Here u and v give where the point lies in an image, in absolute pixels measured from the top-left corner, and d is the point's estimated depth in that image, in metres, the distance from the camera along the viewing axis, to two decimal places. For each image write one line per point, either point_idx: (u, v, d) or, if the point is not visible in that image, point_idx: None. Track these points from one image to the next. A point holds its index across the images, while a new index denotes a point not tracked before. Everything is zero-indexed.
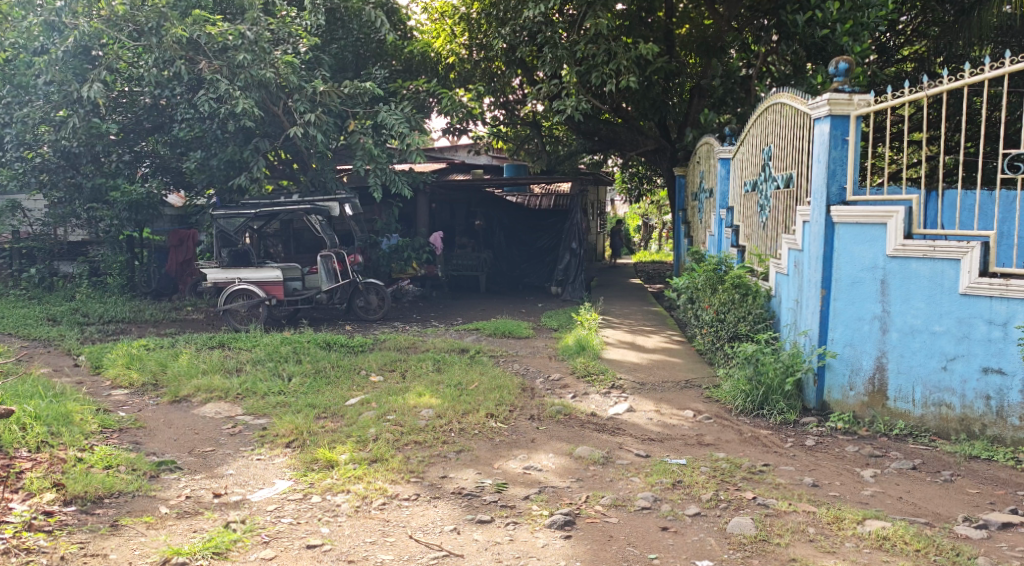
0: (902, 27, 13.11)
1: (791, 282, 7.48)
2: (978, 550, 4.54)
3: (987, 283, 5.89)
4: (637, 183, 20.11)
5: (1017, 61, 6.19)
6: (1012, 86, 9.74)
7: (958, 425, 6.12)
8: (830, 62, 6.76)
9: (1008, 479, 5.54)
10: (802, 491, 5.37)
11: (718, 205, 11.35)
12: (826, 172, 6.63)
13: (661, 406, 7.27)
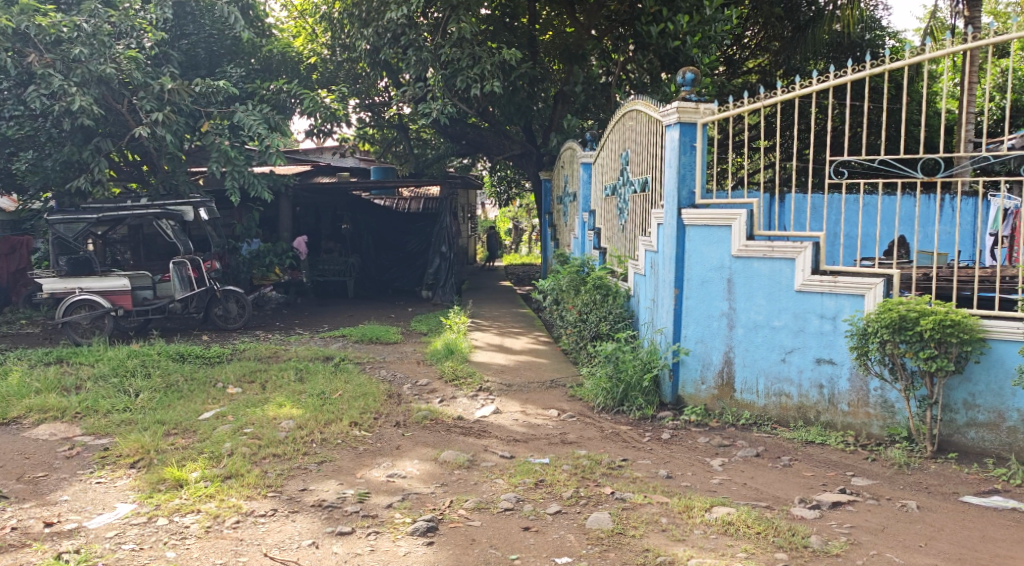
0: (746, 40, 13.70)
1: (648, 282, 7.77)
2: (812, 529, 4.84)
3: (818, 280, 6.27)
4: (506, 186, 20.37)
5: (843, 74, 6.67)
6: (843, 98, 10.47)
7: (796, 413, 6.47)
8: (677, 72, 7.07)
9: (839, 462, 5.92)
10: (657, 483, 5.59)
11: (581, 207, 11.64)
12: (677, 177, 6.93)
13: (526, 406, 7.39)
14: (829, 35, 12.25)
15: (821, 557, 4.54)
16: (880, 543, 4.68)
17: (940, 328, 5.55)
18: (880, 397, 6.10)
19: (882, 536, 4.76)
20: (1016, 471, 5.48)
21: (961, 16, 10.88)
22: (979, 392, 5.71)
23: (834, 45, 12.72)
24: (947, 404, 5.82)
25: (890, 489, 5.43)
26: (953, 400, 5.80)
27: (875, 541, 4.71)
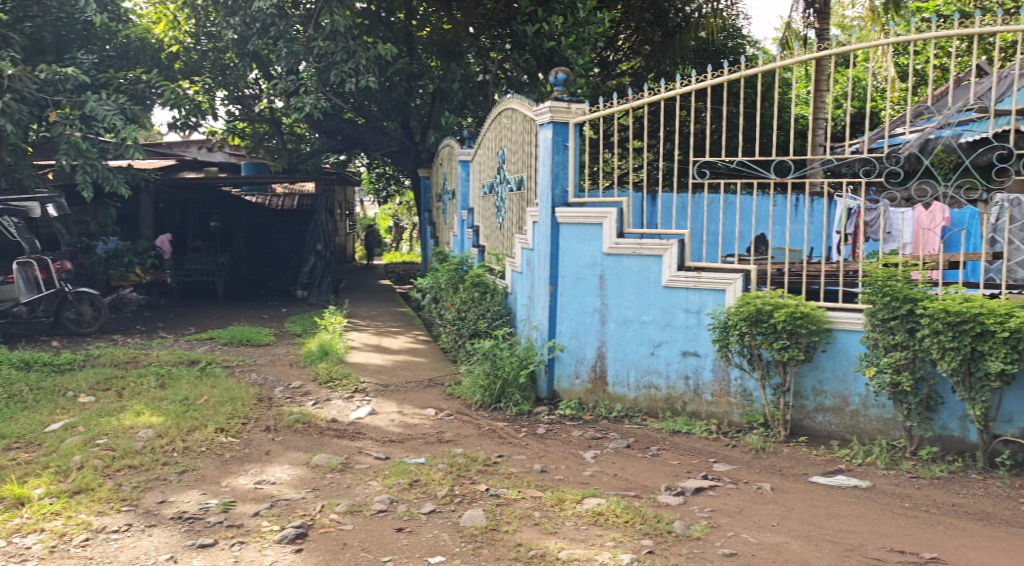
0: (620, 43, 13.83)
1: (525, 280, 7.84)
2: (676, 515, 5.01)
3: (684, 276, 6.49)
4: (385, 182, 20.11)
5: (705, 78, 6.93)
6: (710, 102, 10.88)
7: (664, 404, 6.68)
8: (550, 72, 7.18)
9: (702, 449, 6.15)
10: (531, 478, 5.64)
11: (459, 206, 11.64)
12: (550, 176, 7.03)
13: (402, 406, 7.32)
14: (695, 42, 12.84)
15: (683, 541, 4.69)
16: (737, 525, 4.89)
17: (791, 320, 5.87)
18: (740, 386, 6.37)
19: (739, 518, 4.98)
20: (858, 451, 5.83)
21: (812, 28, 11.49)
22: (825, 378, 6.05)
23: (701, 50, 13.29)
24: (798, 392, 6.14)
25: (748, 473, 5.69)
26: (803, 387, 6.12)
27: (733, 523, 4.91)
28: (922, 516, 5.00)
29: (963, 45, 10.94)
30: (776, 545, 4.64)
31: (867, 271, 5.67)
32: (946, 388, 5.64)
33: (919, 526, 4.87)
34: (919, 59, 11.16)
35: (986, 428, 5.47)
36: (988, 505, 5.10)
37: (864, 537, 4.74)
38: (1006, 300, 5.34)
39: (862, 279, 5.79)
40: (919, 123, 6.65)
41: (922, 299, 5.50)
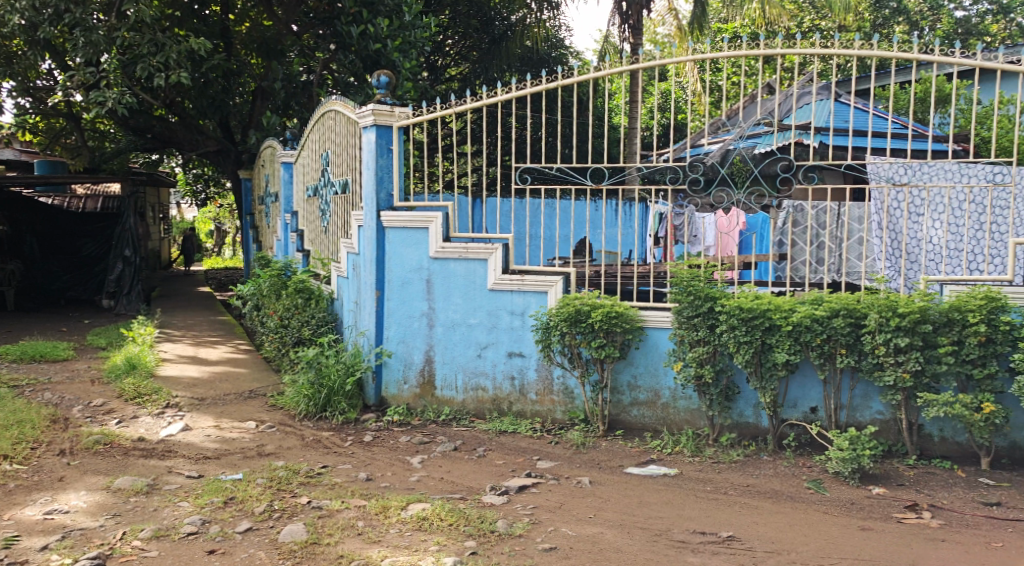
0: (447, 48, 13.92)
1: (350, 285, 7.68)
2: (499, 514, 5.07)
3: (508, 279, 6.59)
4: (202, 184, 19.18)
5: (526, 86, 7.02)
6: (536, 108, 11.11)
7: (491, 405, 6.75)
8: (372, 75, 7.10)
9: (528, 448, 6.26)
10: (355, 487, 5.53)
11: (282, 209, 11.27)
12: (375, 179, 6.92)
13: (220, 420, 6.97)
14: (520, 50, 13.18)
15: (505, 540, 4.75)
16: (557, 520, 5.00)
17: (607, 319, 6.10)
18: (562, 384, 6.54)
19: (560, 513, 5.11)
20: (668, 441, 6.13)
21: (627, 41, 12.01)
22: (640, 373, 6.32)
23: (525, 58, 13.60)
24: (615, 387, 6.38)
25: (569, 468, 5.86)
26: (619, 383, 6.37)
27: (554, 518, 5.02)
28: (723, 498, 5.34)
29: (758, 63, 11.84)
30: (593, 537, 4.78)
31: (673, 272, 6.01)
32: (742, 378, 6.05)
33: (719, 508, 5.19)
34: (721, 75, 11.97)
35: (775, 413, 5.92)
36: (777, 483, 5.52)
37: (672, 522, 4.99)
38: (789, 296, 5.84)
39: (668, 279, 6.12)
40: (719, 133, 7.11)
41: (720, 297, 5.90)
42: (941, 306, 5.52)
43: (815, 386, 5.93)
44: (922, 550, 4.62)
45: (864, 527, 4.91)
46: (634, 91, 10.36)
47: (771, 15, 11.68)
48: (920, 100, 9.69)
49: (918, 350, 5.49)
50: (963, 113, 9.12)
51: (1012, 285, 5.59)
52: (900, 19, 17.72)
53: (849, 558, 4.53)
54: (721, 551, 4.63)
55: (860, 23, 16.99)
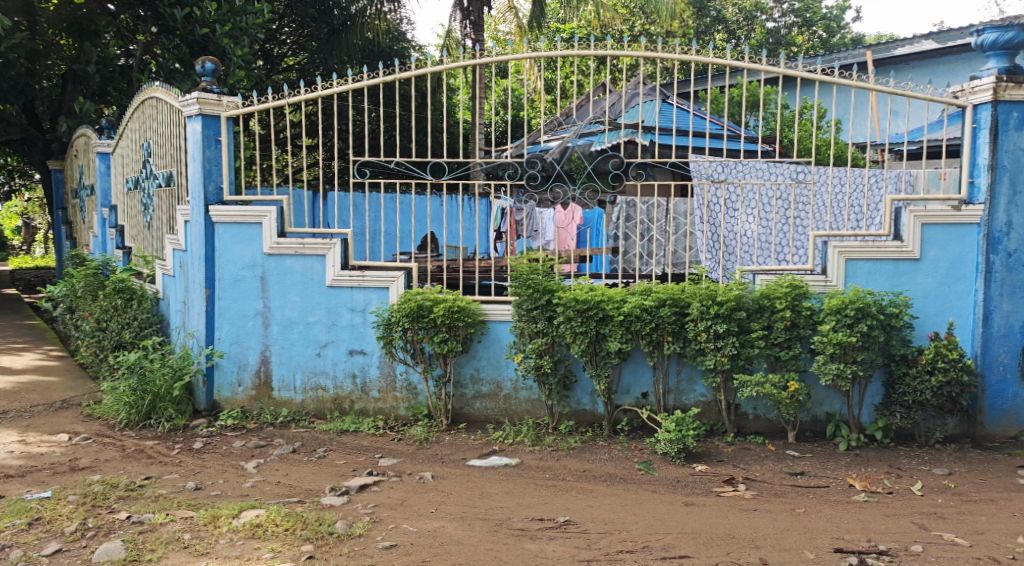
0: (284, 37, 13.53)
1: (178, 284, 7.32)
2: (338, 515, 5.02)
3: (348, 275, 6.50)
4: (6, 176, 17.68)
5: (362, 77, 6.59)
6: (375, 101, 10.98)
7: (332, 404, 6.64)
8: (196, 62, 6.77)
9: (369, 446, 6.21)
10: (182, 498, 5.30)
11: (100, 204, 10.57)
12: (202, 171, 6.63)
13: (26, 434, 6.49)
14: (360, 42, 13.01)
15: (344, 541, 4.70)
16: (398, 516, 5.01)
17: (448, 314, 6.15)
18: (405, 380, 6.52)
19: (400, 509, 5.11)
20: (510, 431, 6.26)
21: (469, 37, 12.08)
22: (482, 366, 6.41)
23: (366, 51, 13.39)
24: (458, 381, 6.44)
25: (410, 464, 5.87)
26: (462, 376, 6.44)
27: (394, 515, 5.03)
28: (559, 484, 5.52)
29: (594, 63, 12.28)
30: (433, 531, 4.82)
31: (512, 266, 6.14)
32: (579, 367, 6.27)
33: (556, 494, 5.36)
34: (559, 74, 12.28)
35: (610, 399, 6.17)
36: (610, 467, 5.76)
37: (510, 511, 5.11)
38: (620, 287, 6.11)
39: (509, 273, 6.24)
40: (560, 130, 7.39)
41: (557, 289, 6.08)
42: (754, 293, 5.96)
43: (646, 372, 6.22)
44: (738, 520, 4.97)
45: (687, 503, 5.22)
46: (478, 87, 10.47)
47: (605, 18, 12.10)
48: (735, 102, 10.38)
49: (734, 335, 5.89)
50: (772, 115, 9.84)
51: (813, 273, 6.11)
52: (719, 28, 18.98)
53: (674, 533, 4.81)
54: (557, 535, 4.80)
55: (683, 29, 17.96)
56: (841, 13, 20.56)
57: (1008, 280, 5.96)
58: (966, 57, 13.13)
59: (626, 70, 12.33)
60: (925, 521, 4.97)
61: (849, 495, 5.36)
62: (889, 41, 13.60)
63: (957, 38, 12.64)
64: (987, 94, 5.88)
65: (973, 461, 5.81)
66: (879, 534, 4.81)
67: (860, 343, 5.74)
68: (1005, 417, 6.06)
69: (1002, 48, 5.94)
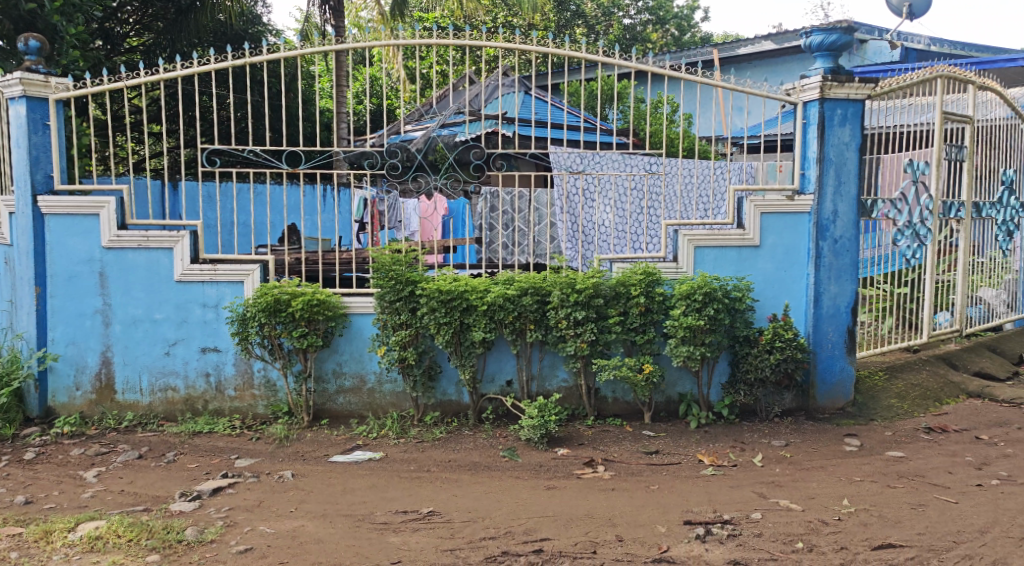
0: (125, 14, 11.74)
1: (3, 281, 6.71)
2: (188, 522, 4.78)
3: (198, 269, 6.18)
4: None
5: (209, 61, 6.25)
6: (224, 85, 10.48)
7: (183, 405, 6.30)
8: (18, 39, 6.20)
9: (224, 447, 5.95)
10: (11, 513, 4.89)
11: None
12: (28, 159, 6.08)
13: None
14: (212, 22, 11.88)
15: (194, 548, 4.49)
16: (254, 519, 4.84)
17: (308, 308, 5.98)
18: (263, 377, 6.29)
19: (257, 511, 4.94)
20: (374, 425, 6.17)
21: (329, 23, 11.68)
22: (344, 360, 6.28)
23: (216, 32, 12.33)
24: (319, 376, 6.29)
25: (269, 464, 5.68)
26: (324, 371, 6.29)
27: (250, 518, 4.85)
28: (424, 475, 5.51)
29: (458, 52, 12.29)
30: (290, 532, 4.69)
31: (374, 257, 6.05)
32: (444, 357, 6.27)
33: (420, 485, 5.35)
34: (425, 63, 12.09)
35: (474, 389, 6.22)
36: (475, 455, 5.81)
37: (373, 505, 5.05)
38: (483, 277, 6.16)
39: (370, 265, 6.15)
40: (422, 121, 7.37)
41: (420, 280, 6.06)
42: (610, 281, 6.17)
43: (509, 360, 6.31)
44: (596, 501, 5.14)
45: (549, 487, 5.35)
46: (340, 75, 10.13)
47: (467, 9, 12.07)
48: (592, 95, 10.63)
49: (593, 322, 6.08)
50: (628, 109, 10.16)
51: (664, 261, 6.40)
52: (578, 22, 19.20)
53: (535, 516, 4.90)
54: (421, 527, 4.79)
55: (544, 22, 18.07)
56: (691, 13, 21.40)
57: (834, 264, 6.49)
58: (801, 57, 14.13)
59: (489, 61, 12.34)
60: (764, 489, 5.32)
61: (698, 470, 5.67)
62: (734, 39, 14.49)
63: (793, 40, 13.48)
64: (815, 91, 6.35)
65: (807, 432, 6.29)
66: (723, 505, 5.09)
67: (708, 326, 6.07)
68: (834, 389, 6.60)
69: (828, 49, 6.42)
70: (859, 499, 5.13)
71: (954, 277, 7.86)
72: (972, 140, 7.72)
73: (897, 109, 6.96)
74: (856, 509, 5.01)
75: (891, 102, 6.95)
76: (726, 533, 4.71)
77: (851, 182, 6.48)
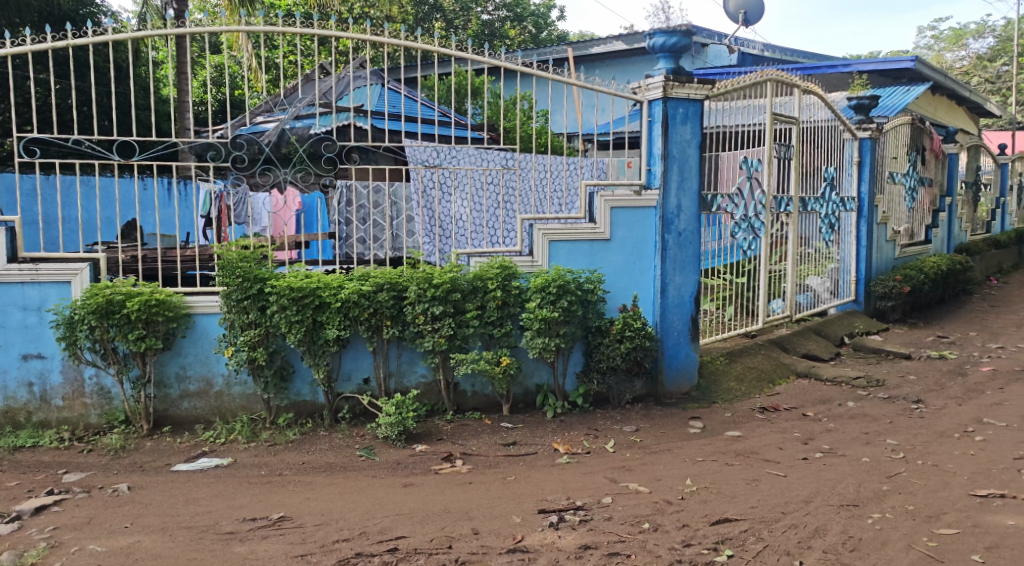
0: None
1: None
2: (8, 545, 4.39)
3: (16, 269, 5.67)
4: None
5: (27, 41, 5.69)
6: (50, 70, 9.73)
7: (3, 419, 5.78)
8: None
9: (51, 461, 5.50)
10: None
11: None
12: None
13: None
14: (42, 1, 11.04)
15: None
16: (83, 537, 4.51)
17: (145, 308, 5.63)
18: (96, 385, 5.86)
19: (87, 529, 4.60)
20: (221, 430, 5.89)
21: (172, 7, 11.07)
22: (188, 363, 5.95)
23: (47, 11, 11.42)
24: (160, 381, 5.93)
25: (103, 477, 5.30)
26: (165, 375, 5.93)
27: (79, 536, 4.52)
28: (275, 480, 5.32)
29: (313, 42, 11.99)
30: (125, 549, 4.40)
31: (218, 253, 5.76)
32: (296, 357, 6.07)
33: (270, 490, 5.16)
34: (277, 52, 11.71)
35: (329, 388, 6.06)
36: (330, 456, 5.66)
37: (217, 514, 4.82)
38: (337, 274, 6.00)
39: (215, 261, 5.86)
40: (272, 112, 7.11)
41: (269, 278, 5.83)
42: (467, 275, 6.19)
43: (366, 358, 6.17)
44: (453, 495, 5.13)
45: (406, 484, 5.29)
46: (180, 62, 9.57)
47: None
48: (453, 90, 10.64)
49: (450, 316, 6.07)
50: (486, 105, 10.25)
51: (520, 255, 6.48)
52: (436, 16, 19.11)
53: (391, 515, 4.83)
54: (269, 534, 4.61)
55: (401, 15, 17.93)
56: (547, 11, 21.85)
57: (679, 256, 6.80)
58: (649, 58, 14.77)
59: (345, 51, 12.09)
60: (615, 474, 5.48)
61: (553, 459, 5.77)
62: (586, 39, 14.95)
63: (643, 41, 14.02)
64: (658, 91, 6.58)
65: (655, 417, 6.54)
66: (576, 491, 5.20)
67: (563, 318, 6.20)
68: (680, 375, 6.91)
69: (669, 51, 6.67)
70: (700, 479, 5.39)
71: (784, 267, 8.41)
72: (798, 140, 8.27)
73: (732, 110, 7.36)
74: (697, 488, 5.25)
75: (728, 102, 7.34)
76: (578, 519, 4.81)
77: (692, 177, 6.82)
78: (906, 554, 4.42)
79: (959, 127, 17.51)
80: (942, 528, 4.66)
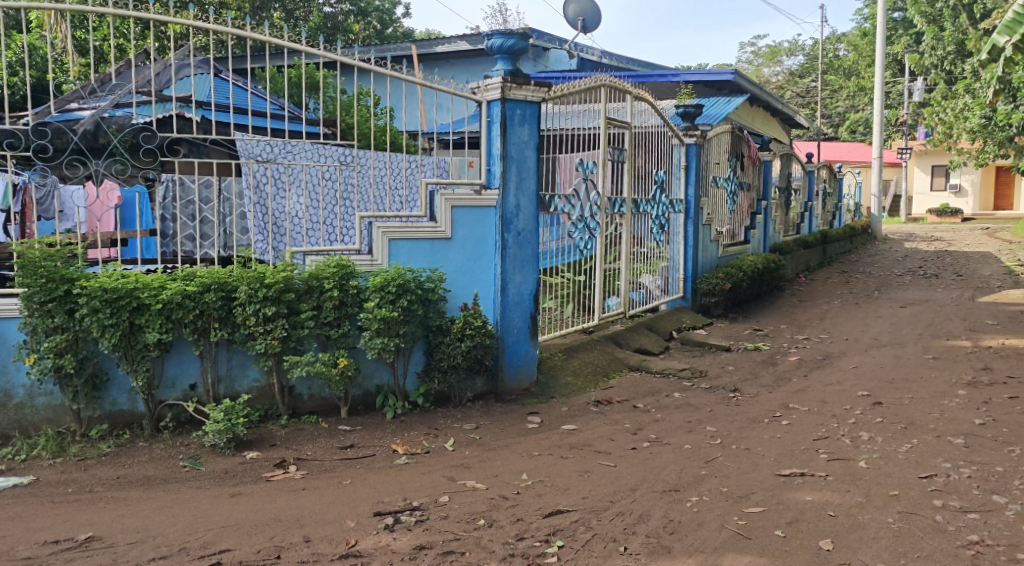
0: None
1: None
2: None
3: None
4: None
5: None
6: None
7: None
8: None
9: None
10: None
11: None
12: None
13: None
14: None
15: None
16: None
17: None
18: None
19: None
20: (22, 446, 5.43)
21: None
22: None
23: None
24: None
25: None
26: None
27: None
28: (86, 497, 4.94)
29: (138, 30, 11.29)
30: None
31: (18, 252, 5.31)
32: (111, 363, 5.68)
33: (80, 509, 4.80)
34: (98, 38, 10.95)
35: (150, 395, 5.70)
36: (150, 468, 5.32)
37: (15, 539, 4.44)
38: (158, 274, 5.66)
39: (15, 261, 5.40)
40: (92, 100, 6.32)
41: (79, 278, 5.43)
42: (302, 274, 6.01)
43: (192, 362, 5.86)
44: (284, 503, 4.95)
45: (233, 494, 5.06)
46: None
47: None
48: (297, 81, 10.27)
49: (284, 317, 5.87)
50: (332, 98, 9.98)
51: (359, 253, 6.34)
52: (277, 6, 18.30)
53: (214, 527, 4.61)
54: (75, 557, 4.29)
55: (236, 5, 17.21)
56: (391, 9, 21.64)
57: (518, 255, 6.88)
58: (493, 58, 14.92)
59: (175, 38, 11.46)
60: (453, 472, 5.47)
61: (391, 460, 5.69)
62: (428, 39, 14.91)
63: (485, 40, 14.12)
64: (497, 91, 6.62)
65: (495, 414, 6.59)
66: (412, 492, 5.15)
67: (402, 317, 6.13)
68: (519, 372, 6.99)
69: (507, 52, 6.73)
70: (535, 473, 5.47)
71: (618, 265, 8.69)
72: (630, 144, 8.56)
73: (567, 112, 7.52)
74: (532, 482, 5.32)
75: (565, 105, 7.51)
76: (413, 520, 4.77)
77: (530, 177, 6.92)
78: (720, 533, 4.66)
79: (773, 135, 18.78)
80: (751, 507, 4.94)
